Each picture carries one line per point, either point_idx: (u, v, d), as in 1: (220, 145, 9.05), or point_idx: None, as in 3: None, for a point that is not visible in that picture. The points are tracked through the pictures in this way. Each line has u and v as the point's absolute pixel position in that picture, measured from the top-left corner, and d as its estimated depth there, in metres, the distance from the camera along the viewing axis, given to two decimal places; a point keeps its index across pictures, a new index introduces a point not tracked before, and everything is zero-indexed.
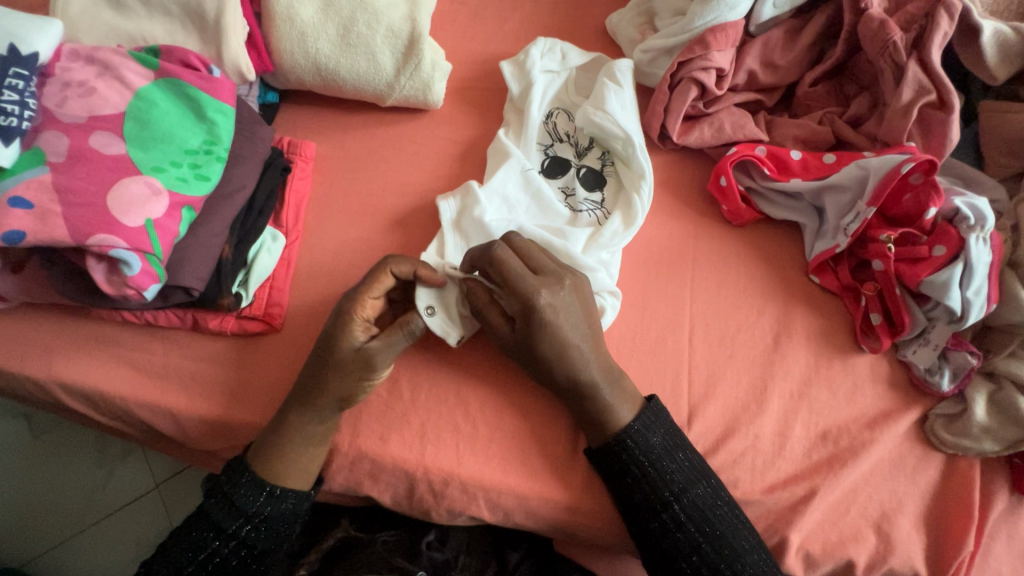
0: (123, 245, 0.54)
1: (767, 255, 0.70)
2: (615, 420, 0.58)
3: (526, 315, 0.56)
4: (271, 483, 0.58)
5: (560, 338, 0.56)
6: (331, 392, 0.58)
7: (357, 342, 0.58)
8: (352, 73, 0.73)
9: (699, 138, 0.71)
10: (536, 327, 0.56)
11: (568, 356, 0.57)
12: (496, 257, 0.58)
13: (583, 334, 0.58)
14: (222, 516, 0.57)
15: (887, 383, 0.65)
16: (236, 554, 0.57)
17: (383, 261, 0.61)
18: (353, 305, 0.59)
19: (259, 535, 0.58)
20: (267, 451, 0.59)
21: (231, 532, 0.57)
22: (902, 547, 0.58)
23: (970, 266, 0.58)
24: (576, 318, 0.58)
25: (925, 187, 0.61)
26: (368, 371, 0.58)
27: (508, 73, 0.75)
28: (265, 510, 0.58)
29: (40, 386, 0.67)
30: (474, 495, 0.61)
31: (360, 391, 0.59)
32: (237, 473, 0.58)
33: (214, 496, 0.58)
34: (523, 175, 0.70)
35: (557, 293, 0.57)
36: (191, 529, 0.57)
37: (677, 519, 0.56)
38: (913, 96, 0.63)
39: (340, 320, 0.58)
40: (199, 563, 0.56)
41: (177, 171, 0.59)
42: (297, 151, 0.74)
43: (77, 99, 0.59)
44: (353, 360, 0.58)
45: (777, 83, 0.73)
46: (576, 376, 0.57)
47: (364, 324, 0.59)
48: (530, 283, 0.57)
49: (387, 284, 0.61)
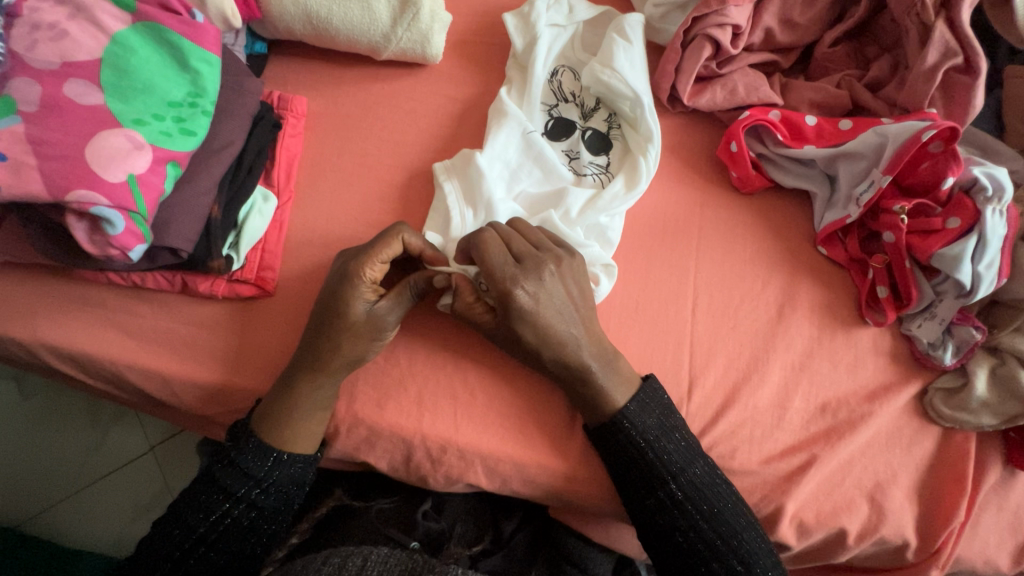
0: (104, 203, 0.51)
1: (775, 226, 0.68)
2: (608, 402, 0.57)
3: (503, 305, 0.54)
4: (278, 449, 0.58)
5: (540, 324, 0.55)
6: (343, 355, 0.57)
7: (367, 303, 0.56)
8: (345, 22, 0.69)
9: (710, 101, 0.68)
10: (515, 316, 0.54)
11: (556, 342, 0.55)
12: (477, 243, 0.56)
13: (572, 320, 0.56)
14: (231, 480, 0.56)
15: (889, 357, 0.64)
16: (246, 516, 0.57)
17: (395, 226, 0.59)
18: (360, 266, 0.56)
19: (269, 497, 0.58)
20: (269, 417, 0.58)
21: (241, 495, 0.56)
22: (894, 517, 0.59)
23: (984, 239, 0.57)
24: (559, 307, 0.56)
25: (944, 157, 0.58)
26: (379, 333, 0.57)
27: (511, 26, 0.71)
28: (275, 474, 0.58)
29: (25, 348, 0.65)
30: (471, 461, 0.61)
31: (371, 351, 0.58)
32: (242, 438, 0.57)
33: (222, 462, 0.58)
34: (524, 137, 0.66)
35: (537, 283, 0.55)
36: (200, 494, 0.57)
37: (675, 497, 0.56)
38: (939, 59, 0.60)
39: (347, 281, 0.56)
40: (211, 525, 0.56)
41: (161, 125, 0.56)
42: (287, 106, 0.71)
43: (49, 43, 0.55)
44: (364, 322, 0.56)
45: (795, 43, 0.69)
46: (568, 359, 0.56)
47: (373, 287, 0.57)
48: (509, 273, 0.54)
49: (397, 249, 0.58)
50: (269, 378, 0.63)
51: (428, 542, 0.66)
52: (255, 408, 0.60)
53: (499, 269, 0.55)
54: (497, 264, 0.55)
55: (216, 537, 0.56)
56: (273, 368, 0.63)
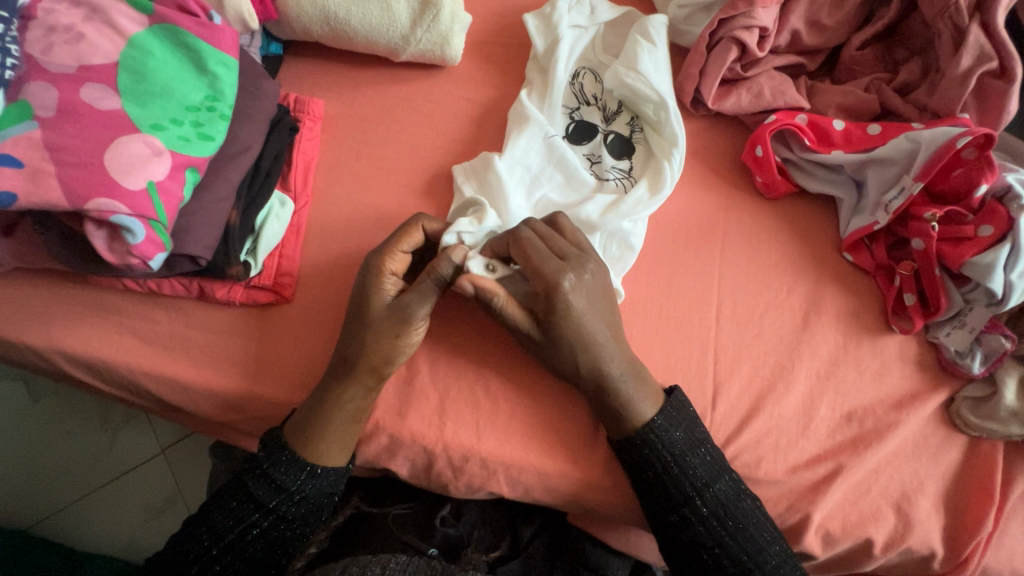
0: (124, 212, 0.50)
1: (800, 231, 0.67)
2: (636, 415, 0.56)
3: (548, 295, 0.55)
4: (313, 463, 0.57)
5: (581, 327, 0.55)
6: (371, 355, 0.56)
7: (388, 296, 0.57)
8: (364, 23, 0.67)
9: (735, 105, 0.67)
10: (558, 310, 0.54)
11: (593, 347, 0.55)
12: (522, 238, 0.56)
13: (607, 325, 0.57)
14: (263, 491, 0.56)
15: (915, 364, 0.63)
16: (276, 527, 0.56)
17: (414, 219, 0.59)
18: (381, 258, 0.57)
19: (299, 509, 0.57)
20: (303, 429, 0.57)
21: (271, 507, 0.56)
22: (921, 526, 0.59)
23: (1018, 247, 0.56)
24: (597, 309, 0.56)
25: (978, 163, 0.57)
26: (405, 326, 0.56)
27: (533, 27, 0.70)
28: (308, 488, 0.57)
29: (39, 354, 0.64)
30: (494, 471, 0.60)
31: (400, 351, 0.57)
32: (277, 449, 0.57)
33: (254, 472, 0.57)
34: (546, 142, 0.65)
35: (581, 276, 0.56)
36: (230, 501, 0.57)
37: (699, 513, 0.55)
38: (973, 64, 0.59)
39: (369, 275, 0.57)
40: (240, 533, 0.55)
41: (179, 130, 0.55)
42: (304, 109, 0.69)
43: (64, 46, 0.53)
44: (388, 316, 0.56)
45: (821, 45, 0.68)
46: (599, 365, 0.55)
47: (394, 279, 0.58)
48: (555, 264, 0.55)
49: (417, 240, 0.59)
50: (288, 386, 0.62)
51: (446, 548, 0.65)
52: (290, 417, 0.60)
53: (541, 261, 0.55)
54: (538, 258, 0.55)
55: (244, 545, 0.55)
56: (292, 376, 0.62)
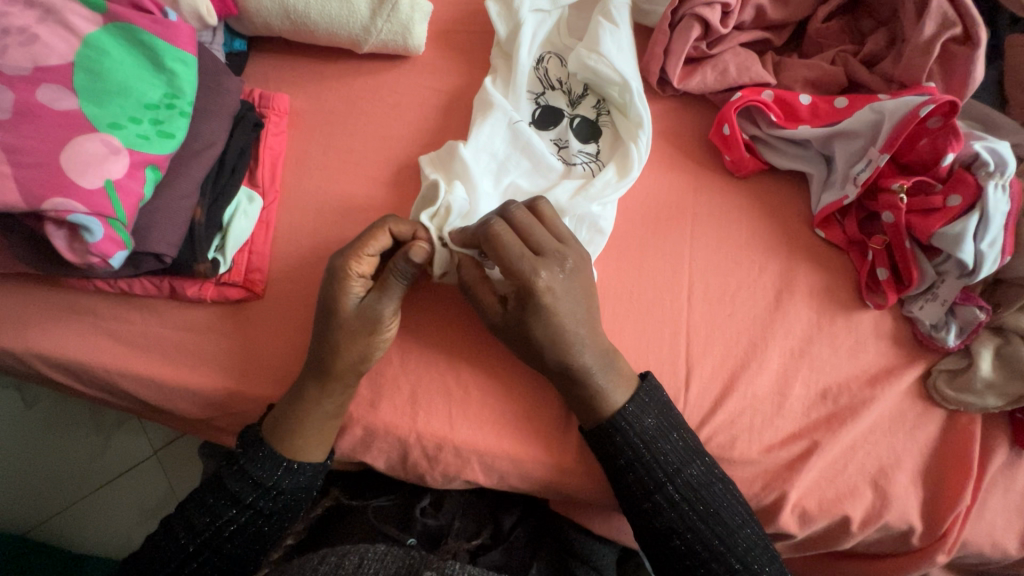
0: (81, 210, 0.50)
1: (771, 209, 0.66)
2: (605, 403, 0.56)
3: (521, 297, 0.54)
4: (289, 458, 0.57)
5: (553, 322, 0.54)
6: (345, 356, 0.56)
7: (356, 298, 0.56)
8: (324, 15, 0.67)
9: (701, 83, 0.66)
10: (531, 310, 0.54)
11: (564, 341, 0.54)
12: (492, 234, 0.54)
13: (580, 318, 0.55)
14: (240, 487, 0.56)
15: (890, 340, 0.63)
16: (254, 522, 0.57)
17: (379, 220, 0.58)
18: (346, 261, 0.56)
19: (276, 505, 0.57)
20: (281, 425, 0.57)
21: (249, 502, 0.56)
22: (899, 502, 0.58)
23: (986, 216, 0.55)
24: (571, 304, 0.55)
25: (944, 132, 0.57)
26: (375, 326, 0.56)
27: (494, 12, 0.69)
28: (284, 483, 0.57)
29: (17, 359, 0.65)
30: (468, 458, 0.60)
31: (374, 349, 0.57)
32: (253, 446, 0.57)
33: (231, 468, 0.58)
34: (510, 128, 0.65)
35: (556, 275, 0.54)
36: (207, 498, 0.57)
37: (671, 499, 0.55)
38: (937, 30, 0.58)
39: (335, 279, 0.56)
40: (217, 529, 0.55)
41: (138, 128, 0.55)
42: (269, 104, 0.69)
43: (18, 48, 0.53)
44: (357, 318, 0.56)
45: (787, 19, 0.67)
46: (569, 358, 0.54)
47: (362, 280, 0.57)
48: (528, 263, 0.54)
49: (384, 242, 0.57)
50: (259, 381, 0.62)
51: (425, 538, 0.65)
52: (267, 414, 0.60)
53: (515, 257, 0.53)
54: (513, 253, 0.54)
55: (221, 541, 0.55)
56: (263, 371, 0.62)
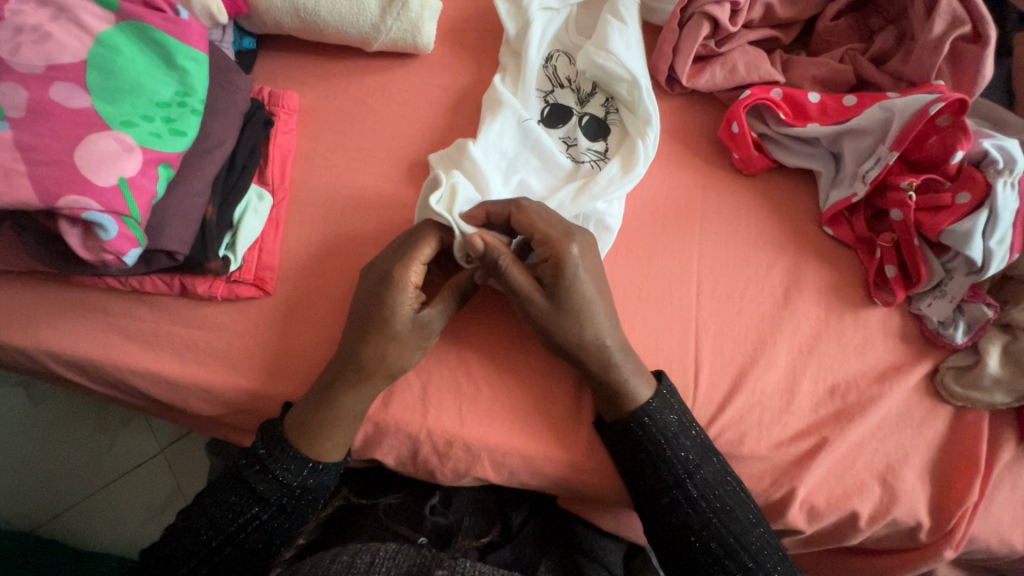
0: (96, 208, 0.50)
1: (780, 207, 0.66)
2: (631, 397, 0.56)
3: (557, 264, 0.55)
4: (314, 459, 0.58)
5: (586, 295, 0.55)
6: (390, 363, 0.57)
7: (410, 310, 0.57)
8: (334, 13, 0.67)
9: (710, 81, 0.66)
10: (567, 277, 0.55)
11: (595, 319, 0.56)
12: (524, 206, 0.57)
13: (607, 298, 0.57)
14: (264, 486, 0.57)
15: (898, 337, 0.63)
16: (275, 519, 0.57)
17: (427, 227, 0.58)
18: (403, 271, 0.56)
19: (298, 502, 0.58)
20: (298, 420, 0.58)
21: (272, 500, 0.57)
22: (907, 497, 0.58)
23: (995, 214, 0.55)
24: (598, 282, 0.57)
25: (953, 130, 0.57)
26: (425, 338, 0.58)
27: (503, 10, 0.69)
28: (310, 482, 0.58)
29: (27, 356, 0.65)
30: (478, 455, 0.61)
31: (416, 358, 0.58)
32: (275, 446, 0.58)
33: (253, 465, 0.58)
34: (519, 126, 0.65)
35: (585, 243, 0.57)
36: (228, 494, 0.57)
37: (689, 495, 0.55)
38: (946, 28, 0.59)
39: (390, 287, 0.56)
40: (240, 525, 0.56)
41: (151, 126, 0.55)
42: (279, 102, 0.69)
43: (32, 46, 0.54)
44: (410, 329, 0.57)
45: (796, 18, 0.68)
46: (602, 338, 0.56)
47: (415, 292, 0.57)
48: (560, 233, 0.56)
49: (433, 251, 0.58)
50: (270, 378, 0.62)
51: (435, 536, 0.65)
52: (289, 409, 0.60)
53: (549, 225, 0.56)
54: (543, 222, 0.56)
55: (244, 538, 0.56)
56: (274, 368, 0.63)
